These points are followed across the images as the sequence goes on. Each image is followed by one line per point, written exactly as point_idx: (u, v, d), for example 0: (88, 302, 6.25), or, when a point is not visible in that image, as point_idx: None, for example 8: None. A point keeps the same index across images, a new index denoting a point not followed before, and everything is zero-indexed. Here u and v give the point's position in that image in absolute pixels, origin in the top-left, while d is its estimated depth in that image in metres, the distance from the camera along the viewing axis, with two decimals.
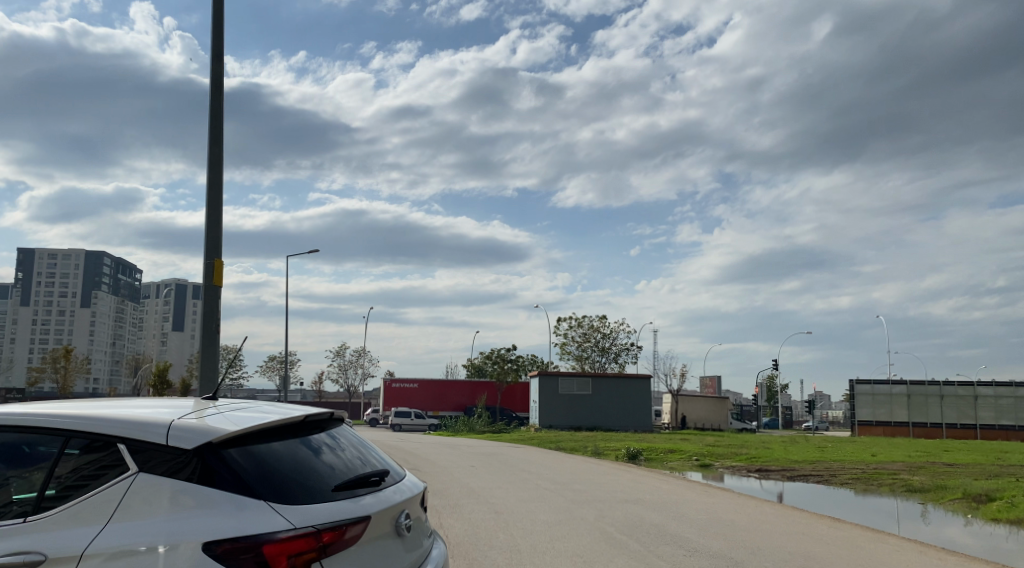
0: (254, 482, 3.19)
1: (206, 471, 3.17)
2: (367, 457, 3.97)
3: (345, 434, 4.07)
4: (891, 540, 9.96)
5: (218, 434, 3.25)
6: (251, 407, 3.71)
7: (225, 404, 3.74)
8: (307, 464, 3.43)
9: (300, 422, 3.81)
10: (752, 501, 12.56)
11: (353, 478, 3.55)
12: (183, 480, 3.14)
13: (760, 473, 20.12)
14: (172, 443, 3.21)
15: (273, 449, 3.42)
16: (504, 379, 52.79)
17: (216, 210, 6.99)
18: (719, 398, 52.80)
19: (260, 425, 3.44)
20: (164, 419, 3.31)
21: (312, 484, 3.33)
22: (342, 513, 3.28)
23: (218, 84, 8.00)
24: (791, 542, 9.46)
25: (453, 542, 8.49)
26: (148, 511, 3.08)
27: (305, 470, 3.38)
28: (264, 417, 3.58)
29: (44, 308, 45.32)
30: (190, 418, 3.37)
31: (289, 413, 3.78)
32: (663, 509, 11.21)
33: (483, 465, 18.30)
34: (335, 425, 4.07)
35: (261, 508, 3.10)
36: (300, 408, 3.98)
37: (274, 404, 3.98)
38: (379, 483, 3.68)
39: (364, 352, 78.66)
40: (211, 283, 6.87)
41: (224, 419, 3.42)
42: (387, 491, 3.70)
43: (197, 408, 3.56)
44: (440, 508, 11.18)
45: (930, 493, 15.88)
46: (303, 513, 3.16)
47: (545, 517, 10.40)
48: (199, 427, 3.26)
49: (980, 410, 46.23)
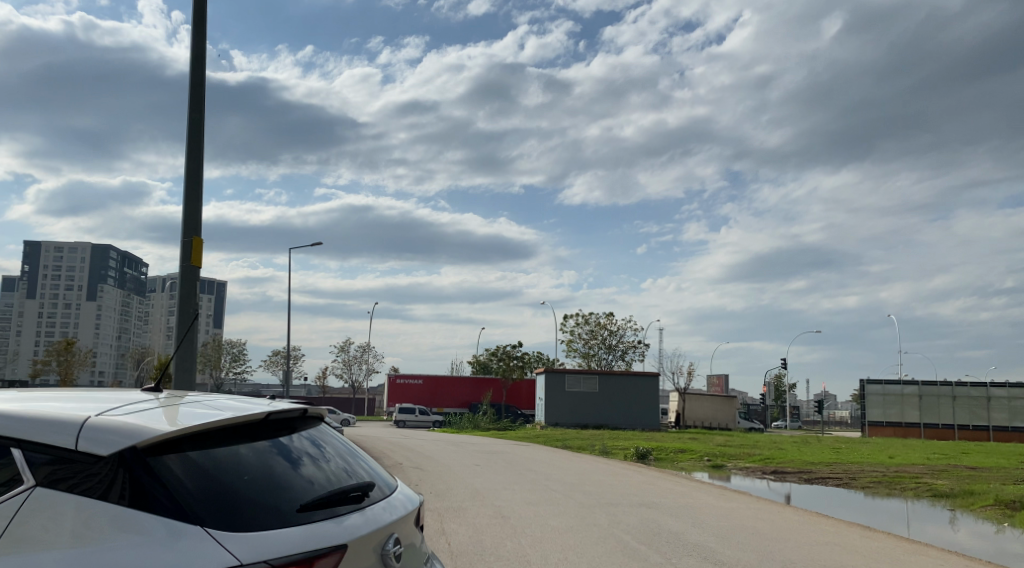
0: (193, 501, 2.53)
1: (135, 489, 2.50)
2: (352, 468, 3.30)
3: (328, 440, 3.40)
4: (931, 552, 9.26)
5: (147, 438, 2.58)
6: (199, 402, 3.03)
7: (168, 398, 3.07)
8: (269, 480, 2.77)
9: (264, 421, 3.14)
10: (774, 507, 11.89)
11: (332, 493, 2.90)
12: (97, 499, 2.47)
13: (776, 474, 19.37)
14: (82, 447, 2.54)
15: (222, 457, 2.75)
16: (510, 376, 52.16)
17: (195, 183, 6.36)
18: (726, 397, 52.12)
19: (205, 427, 2.77)
20: (80, 416, 2.65)
21: (272, 505, 2.66)
22: (308, 541, 2.60)
23: (200, 40, 7.30)
24: (823, 553, 8.77)
25: (456, 552, 7.80)
26: (49, 540, 2.41)
27: (265, 488, 2.72)
28: (214, 413, 2.91)
29: (50, 300, 44.83)
30: (113, 413, 2.71)
31: (249, 408, 3.11)
32: (680, 515, 10.56)
33: (488, 464, 17.59)
34: (316, 428, 3.40)
35: (201, 537, 2.44)
36: (268, 402, 3.31)
37: (234, 398, 3.30)
38: (362, 500, 3.00)
39: (369, 349, 78.08)
40: (189, 262, 6.28)
41: (155, 415, 2.75)
42: (373, 510, 3.02)
43: (125, 401, 2.89)
44: (442, 512, 10.55)
45: (958, 499, 15.16)
46: (251, 543, 2.49)
47: (556, 523, 9.76)
48: (121, 427, 2.61)
49: (993, 411, 45.35)
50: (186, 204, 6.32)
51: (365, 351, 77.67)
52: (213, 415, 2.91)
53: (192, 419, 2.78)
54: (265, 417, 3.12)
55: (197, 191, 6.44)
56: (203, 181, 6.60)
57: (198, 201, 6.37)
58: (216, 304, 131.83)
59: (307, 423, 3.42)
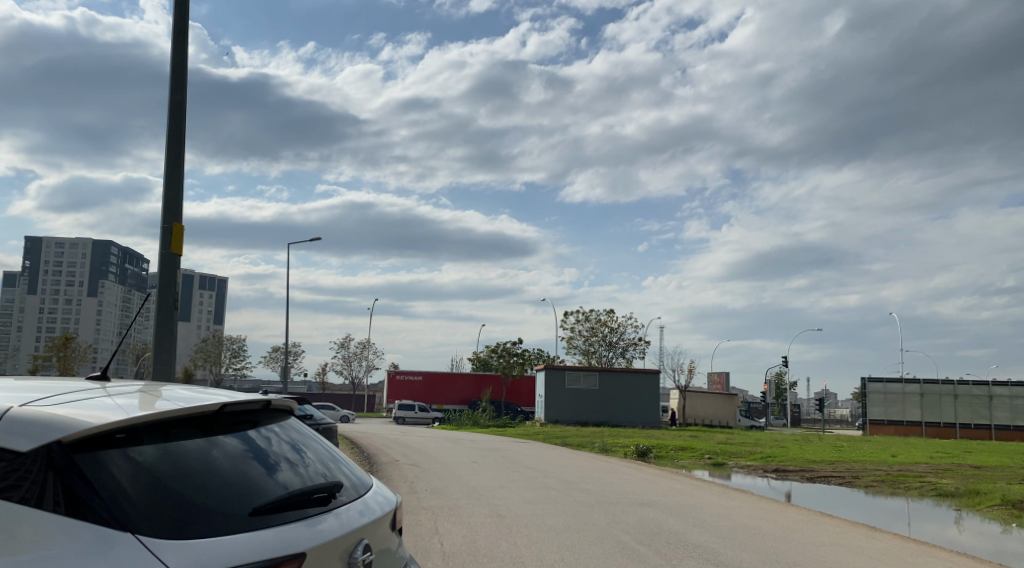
0: (133, 504, 2.42)
1: (62, 489, 2.37)
2: (329, 472, 3.21)
3: (307, 444, 3.35)
4: (937, 554, 9.03)
5: (73, 433, 2.46)
6: (147, 397, 2.92)
7: (114, 390, 2.97)
8: (223, 483, 2.67)
9: (219, 415, 3.04)
10: (777, 506, 11.66)
11: (292, 496, 2.77)
12: (19, 499, 2.35)
13: (778, 472, 19.14)
14: (5, 443, 2.44)
15: (165, 457, 2.64)
16: (510, 373, 50.17)
17: (175, 167, 6.18)
18: (727, 394, 51.86)
19: (143, 421, 2.65)
20: (8, 407, 2.55)
21: (223, 509, 2.56)
22: (255, 549, 2.48)
23: (183, 18, 7.07)
24: (827, 554, 8.55)
25: (451, 552, 7.57)
26: None
27: (217, 491, 2.61)
28: (157, 407, 2.80)
29: (51, 295, 44.43)
30: (42, 405, 2.60)
31: (202, 402, 3.00)
32: (680, 514, 10.34)
33: (487, 461, 17.36)
34: (295, 432, 3.35)
35: (129, 543, 2.32)
36: (227, 395, 3.21)
37: (191, 391, 3.20)
38: (328, 501, 2.88)
39: (369, 345, 77.86)
40: (170, 251, 6.14)
41: (88, 408, 2.64)
42: (342, 513, 2.91)
43: (64, 393, 2.79)
44: (437, 510, 10.34)
45: (964, 498, 14.93)
46: (188, 552, 2.36)
47: (552, 522, 9.54)
48: (48, 421, 2.49)
49: (995, 410, 45.09)
50: (166, 189, 6.17)
51: (366, 347, 77.48)
52: (158, 408, 2.80)
53: (136, 411, 2.69)
54: (224, 410, 3.04)
55: (178, 175, 6.27)
56: (184, 164, 6.42)
57: (179, 187, 6.21)
58: (215, 300, 131.60)
59: (278, 422, 3.35)
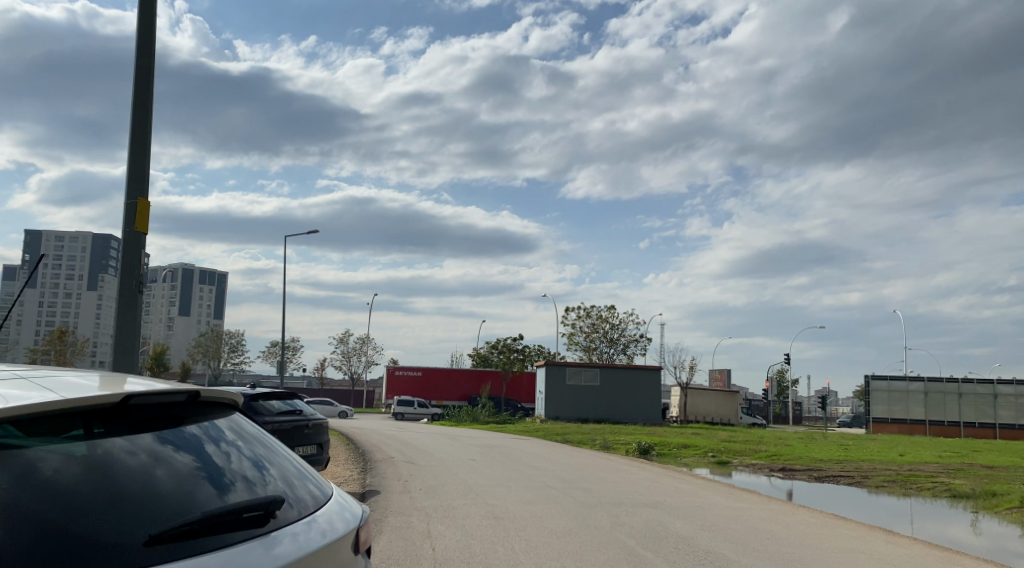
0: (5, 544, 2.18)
1: None
2: (296, 489, 2.97)
3: (274, 460, 3.11)
4: (965, 561, 8.57)
5: None
6: (39, 385, 2.67)
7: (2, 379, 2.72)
8: (132, 509, 2.43)
9: (128, 408, 2.76)
10: (792, 509, 11.19)
11: (216, 516, 2.51)
12: None
13: (786, 471, 18.55)
14: None
15: (49, 475, 2.38)
16: (510, 369, 49.60)
17: (139, 139, 5.85)
18: (729, 391, 51.26)
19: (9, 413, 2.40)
20: None
21: (121, 539, 2.32)
22: None
23: None
24: (848, 560, 8.10)
25: (445, 559, 7.04)
26: None
27: (112, 518, 2.36)
28: (38, 396, 2.53)
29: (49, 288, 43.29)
30: None
31: (106, 392, 2.73)
32: (690, 517, 9.91)
33: (484, 459, 16.85)
34: (261, 446, 3.12)
35: None
36: (142, 386, 2.93)
37: (100, 381, 2.93)
38: (264, 522, 2.62)
39: (368, 340, 77.30)
40: (134, 227, 5.81)
41: None
42: (286, 531, 2.66)
43: None
44: (430, 511, 9.86)
45: (981, 500, 14.39)
46: None
47: (554, 524, 9.08)
48: None
49: (999, 409, 44.51)
50: (131, 164, 5.88)
51: (365, 342, 76.86)
52: (40, 396, 2.53)
53: (6, 401, 2.42)
54: (131, 402, 2.75)
55: (144, 149, 5.98)
56: (150, 135, 6.09)
57: (142, 159, 5.89)
58: (214, 293, 130.94)
59: (214, 418, 3.06)
